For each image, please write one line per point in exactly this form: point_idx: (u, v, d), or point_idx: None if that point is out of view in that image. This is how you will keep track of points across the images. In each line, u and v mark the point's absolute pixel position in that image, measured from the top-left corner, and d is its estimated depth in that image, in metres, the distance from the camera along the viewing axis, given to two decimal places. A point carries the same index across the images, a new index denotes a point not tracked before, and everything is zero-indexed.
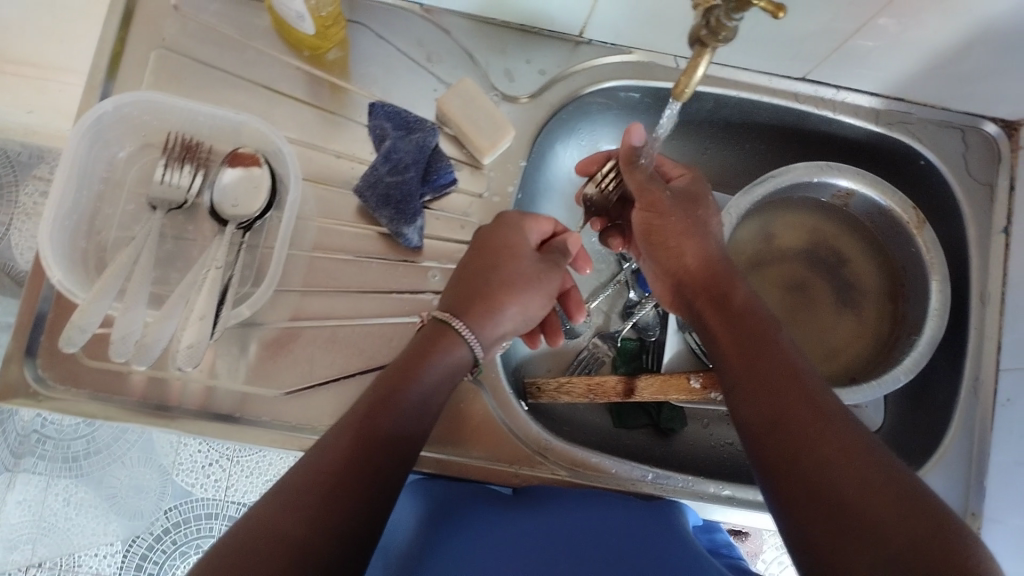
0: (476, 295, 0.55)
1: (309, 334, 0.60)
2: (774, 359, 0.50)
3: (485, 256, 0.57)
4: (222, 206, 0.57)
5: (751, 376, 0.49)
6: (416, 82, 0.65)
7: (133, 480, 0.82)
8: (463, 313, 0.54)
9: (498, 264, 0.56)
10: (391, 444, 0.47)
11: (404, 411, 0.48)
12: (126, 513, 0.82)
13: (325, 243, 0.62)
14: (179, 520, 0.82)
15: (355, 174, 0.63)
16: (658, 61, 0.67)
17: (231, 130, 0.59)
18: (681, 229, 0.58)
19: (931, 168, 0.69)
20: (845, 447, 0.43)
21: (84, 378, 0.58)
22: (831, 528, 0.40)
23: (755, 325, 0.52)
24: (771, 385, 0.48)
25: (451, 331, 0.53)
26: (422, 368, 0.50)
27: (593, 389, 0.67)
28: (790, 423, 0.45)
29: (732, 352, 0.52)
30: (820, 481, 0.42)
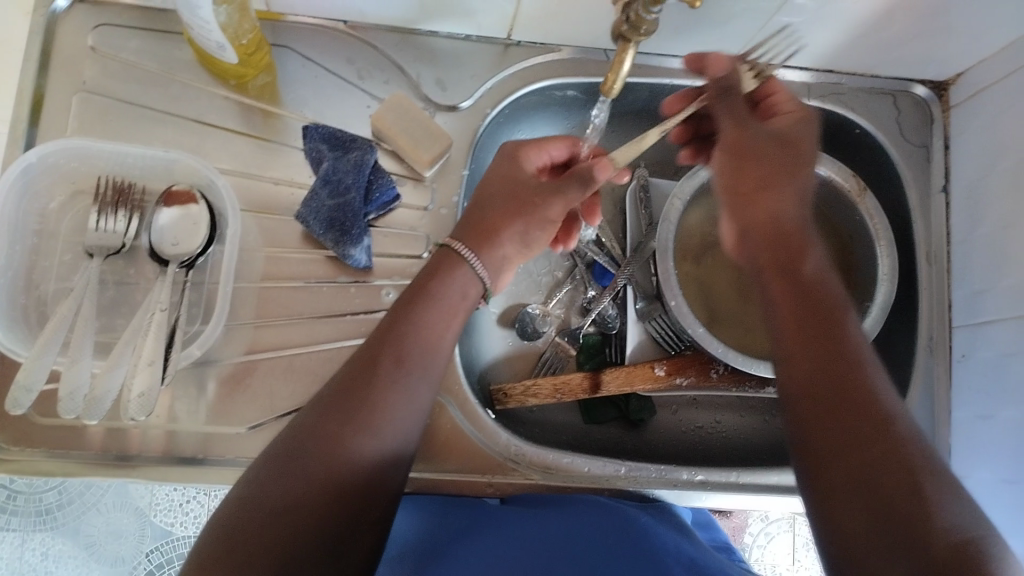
0: (475, 227, 0.54)
1: (266, 366, 0.60)
2: (835, 343, 0.48)
3: (489, 187, 0.56)
4: (161, 247, 0.56)
5: (807, 349, 0.48)
6: (348, 101, 0.64)
7: (110, 524, 0.80)
8: (467, 241, 0.53)
9: (501, 191, 0.55)
10: (374, 419, 0.45)
11: (387, 382, 0.47)
12: (108, 559, 0.79)
13: (272, 272, 0.61)
14: (163, 560, 0.80)
15: (296, 200, 0.62)
16: (588, 55, 0.67)
17: (164, 168, 0.58)
18: (765, 174, 0.56)
19: (866, 135, 0.70)
20: (893, 446, 0.42)
21: (38, 436, 0.56)
22: (872, 527, 0.40)
23: (820, 302, 0.50)
24: (830, 365, 0.46)
25: (460, 262, 0.52)
26: (402, 331, 0.49)
27: (560, 389, 0.66)
28: (843, 407, 0.44)
29: (788, 320, 0.50)
30: (866, 467, 0.42)
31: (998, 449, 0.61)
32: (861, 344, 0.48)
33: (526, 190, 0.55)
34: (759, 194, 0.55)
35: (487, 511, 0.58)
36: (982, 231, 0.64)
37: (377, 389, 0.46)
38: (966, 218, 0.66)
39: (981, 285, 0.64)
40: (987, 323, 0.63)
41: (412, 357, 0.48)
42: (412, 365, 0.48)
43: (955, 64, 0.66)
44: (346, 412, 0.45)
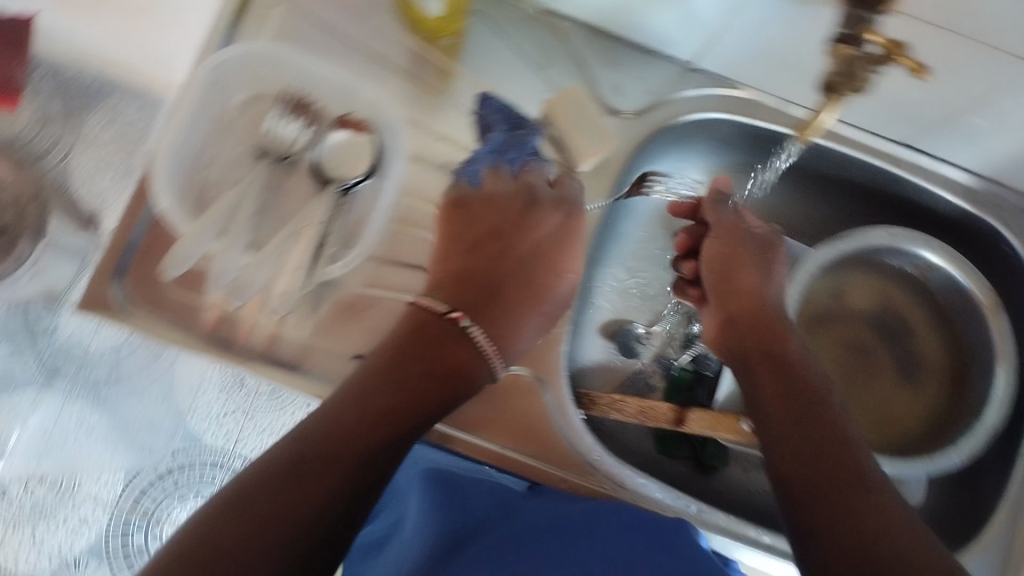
0: (472, 288, 0.59)
1: (384, 303, 0.60)
2: (822, 423, 0.52)
3: (479, 222, 0.61)
4: (327, 165, 0.58)
5: (794, 430, 0.52)
6: (526, 80, 0.65)
7: (148, 415, 0.90)
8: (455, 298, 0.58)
9: (516, 245, 0.62)
10: (396, 428, 0.51)
11: (366, 444, 0.49)
12: (136, 447, 0.89)
13: (411, 218, 0.62)
14: (185, 462, 0.90)
15: (451, 159, 0.64)
16: (765, 100, 0.66)
17: (345, 95, 0.60)
18: (758, 266, 0.61)
19: (1011, 255, 0.67)
20: (898, 523, 0.46)
21: (164, 303, 0.58)
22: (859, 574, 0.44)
23: (812, 394, 0.54)
24: (817, 461, 0.50)
25: (468, 341, 0.56)
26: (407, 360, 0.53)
27: (643, 413, 0.68)
28: (840, 492, 0.47)
29: (778, 413, 0.53)
30: (863, 537, 0.45)
31: None
32: (859, 450, 0.50)
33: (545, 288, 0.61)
34: (738, 274, 0.61)
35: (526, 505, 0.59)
36: None
37: (338, 444, 0.48)
38: None
39: None
40: None
41: (383, 433, 0.50)
42: (383, 437, 0.50)
43: None
44: (321, 462, 0.47)
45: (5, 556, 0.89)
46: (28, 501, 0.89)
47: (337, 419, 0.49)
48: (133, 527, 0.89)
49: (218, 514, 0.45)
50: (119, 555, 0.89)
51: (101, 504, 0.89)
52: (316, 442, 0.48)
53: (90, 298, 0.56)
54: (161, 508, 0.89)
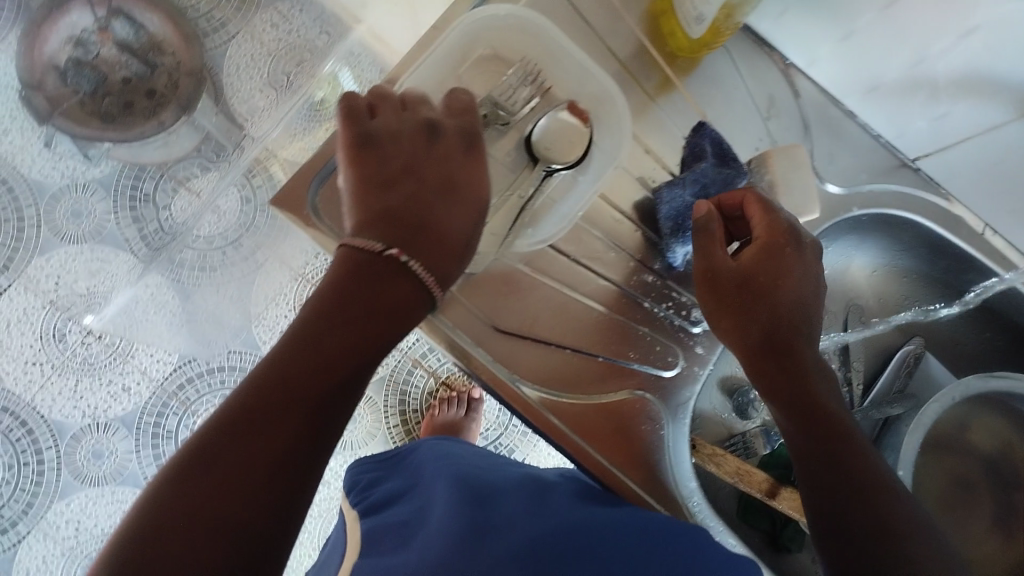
0: (403, 226, 0.52)
1: (544, 291, 0.60)
2: (828, 443, 0.53)
3: (402, 171, 0.54)
4: (538, 144, 0.58)
5: (811, 457, 0.54)
6: (748, 125, 0.66)
7: (219, 312, 1.04)
8: (411, 249, 0.51)
9: (459, 179, 0.55)
10: (345, 357, 0.48)
11: (276, 415, 0.45)
12: (201, 338, 1.04)
13: (593, 218, 0.63)
14: (241, 366, 1.04)
15: (652, 173, 0.64)
16: (966, 218, 0.67)
17: (583, 83, 0.61)
18: (772, 284, 0.55)
19: None
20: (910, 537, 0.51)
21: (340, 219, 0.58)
22: None
23: (816, 402, 0.54)
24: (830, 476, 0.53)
25: (368, 257, 0.50)
26: (335, 292, 0.49)
27: (740, 474, 0.67)
28: (850, 504, 0.52)
29: (798, 437, 0.54)
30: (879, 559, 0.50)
31: None
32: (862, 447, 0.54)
33: (456, 190, 0.55)
34: (750, 295, 0.55)
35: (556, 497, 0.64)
36: None
37: (289, 359, 0.46)
38: None
39: None
40: None
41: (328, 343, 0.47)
42: (336, 345, 0.47)
43: None
44: (291, 389, 0.45)
45: (45, 399, 1.00)
46: (79, 355, 1.00)
47: (277, 372, 0.45)
48: (169, 411, 1.02)
49: (183, 465, 0.43)
50: (150, 435, 1.02)
51: (147, 380, 1.02)
52: (290, 361, 0.46)
53: (285, 193, 0.57)
54: (199, 401, 1.03)
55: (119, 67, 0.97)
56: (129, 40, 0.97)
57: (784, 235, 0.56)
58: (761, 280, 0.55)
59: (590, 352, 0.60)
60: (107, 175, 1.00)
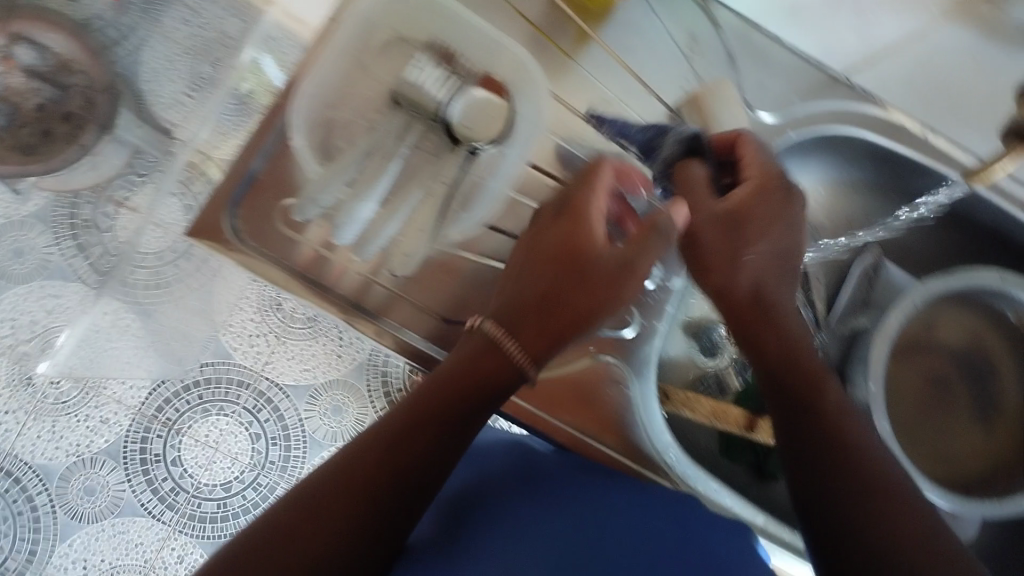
0: (526, 307, 0.51)
1: (485, 271, 0.61)
2: (816, 395, 0.50)
3: (545, 246, 0.53)
4: (457, 123, 0.55)
5: (803, 416, 0.50)
6: (672, 69, 0.64)
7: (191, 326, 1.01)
8: (509, 321, 0.51)
9: (574, 245, 0.52)
10: (424, 437, 0.48)
11: (351, 502, 0.45)
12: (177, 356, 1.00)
13: (527, 186, 0.60)
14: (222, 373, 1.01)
15: (579, 132, 0.62)
16: (909, 126, 0.63)
17: (490, 54, 0.58)
18: (725, 240, 0.53)
19: None
20: (899, 503, 0.46)
21: (268, 237, 0.57)
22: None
23: (797, 359, 0.52)
24: (814, 425, 0.49)
25: (501, 347, 0.50)
26: (451, 390, 0.50)
27: (717, 414, 0.69)
28: (837, 454, 0.48)
29: (791, 390, 0.51)
30: (864, 526, 0.45)
31: None
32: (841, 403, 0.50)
33: (588, 268, 0.51)
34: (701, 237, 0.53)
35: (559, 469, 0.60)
36: None
37: (379, 449, 0.47)
38: None
39: None
40: None
41: (413, 433, 0.48)
42: (423, 432, 0.48)
43: None
44: (374, 474, 0.46)
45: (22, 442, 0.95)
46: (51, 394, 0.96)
47: (361, 457, 0.47)
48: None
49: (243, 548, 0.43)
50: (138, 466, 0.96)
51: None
52: (377, 450, 0.47)
53: (198, 223, 0.56)
54: (182, 420, 0.99)
55: (30, 95, 0.88)
56: (37, 63, 0.87)
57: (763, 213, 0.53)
58: (748, 301, 0.52)
59: None
60: (41, 209, 0.98)
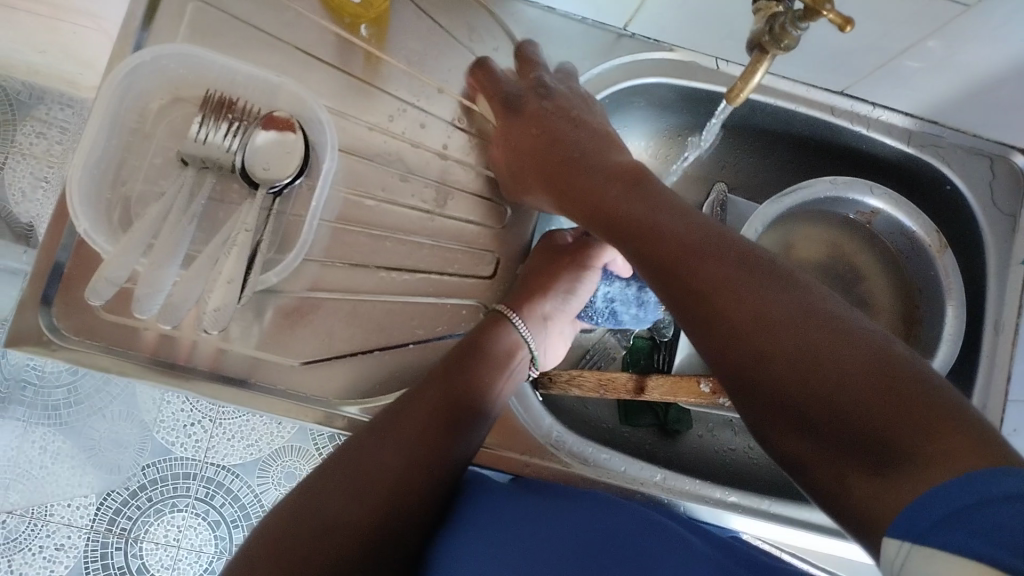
0: (539, 287, 0.60)
1: (327, 305, 0.60)
2: (667, 237, 0.46)
3: (537, 268, 0.61)
4: (252, 168, 0.56)
5: (674, 278, 0.44)
6: (457, 62, 0.64)
7: (113, 432, 0.90)
8: (519, 308, 0.59)
9: (555, 259, 0.62)
10: (452, 435, 0.51)
11: (397, 473, 0.48)
12: (106, 466, 0.89)
13: (347, 215, 0.61)
14: (157, 477, 0.89)
15: (386, 148, 0.62)
16: (699, 61, 0.66)
17: (269, 95, 0.58)
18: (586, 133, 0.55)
19: (955, 193, 0.69)
20: (779, 327, 0.39)
21: (99, 331, 0.57)
22: (809, 394, 0.37)
23: (632, 213, 0.48)
24: (686, 280, 0.44)
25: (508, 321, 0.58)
26: (424, 414, 0.51)
27: (603, 384, 0.67)
28: (719, 302, 0.42)
29: (667, 278, 0.45)
30: (766, 352, 0.39)
31: None
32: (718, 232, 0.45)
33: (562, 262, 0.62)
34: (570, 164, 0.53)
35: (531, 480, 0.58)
36: None
37: (432, 435, 0.50)
38: None
39: None
40: None
41: (461, 424, 0.52)
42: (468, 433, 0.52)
43: None
44: (422, 452, 0.49)
45: None
46: None
47: (411, 428, 0.50)
48: (112, 549, 0.88)
49: (287, 512, 0.46)
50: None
51: (76, 530, 0.87)
52: (421, 428, 0.50)
53: (11, 334, 0.55)
54: (137, 526, 0.88)
55: None
56: None
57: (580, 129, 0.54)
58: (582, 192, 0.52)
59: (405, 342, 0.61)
60: None
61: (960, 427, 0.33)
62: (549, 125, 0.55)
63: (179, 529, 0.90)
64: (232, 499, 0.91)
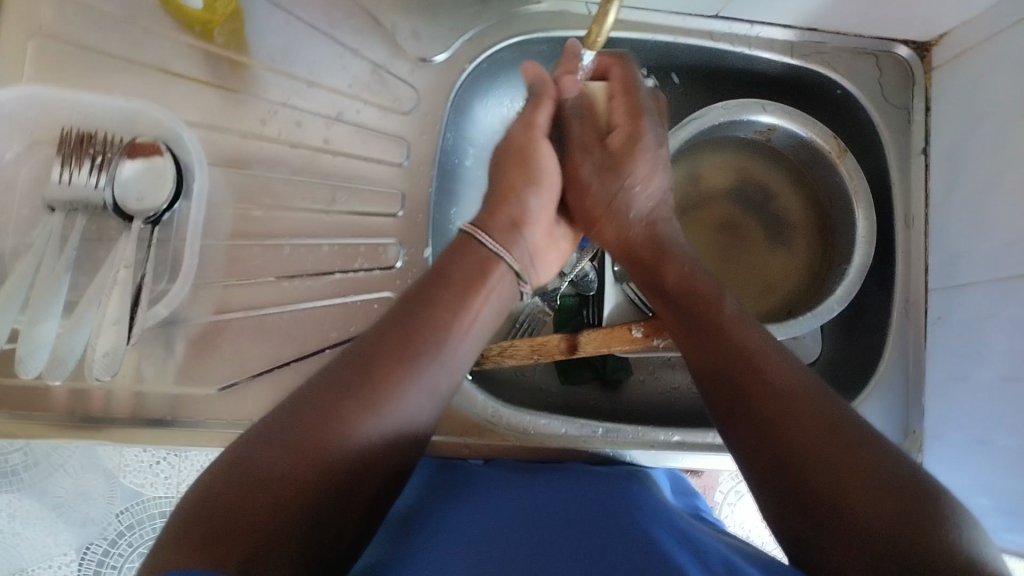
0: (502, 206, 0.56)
1: (235, 326, 0.58)
2: (733, 333, 0.51)
3: (503, 161, 0.57)
4: (125, 201, 0.53)
5: (719, 354, 0.51)
6: (320, 50, 0.61)
7: None
8: (487, 230, 0.54)
9: (520, 149, 0.57)
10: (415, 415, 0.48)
11: (359, 449, 0.44)
12: None
13: (238, 230, 0.59)
14: None
15: (265, 154, 0.60)
16: (571, 9, 0.64)
17: (129, 121, 0.56)
18: (649, 161, 0.59)
19: (847, 96, 0.68)
20: (814, 418, 0.45)
21: (1, 397, 0.55)
22: (801, 476, 0.44)
23: (704, 304, 0.54)
24: (726, 357, 0.50)
25: (477, 244, 0.53)
26: (368, 399, 0.45)
27: (536, 349, 0.66)
28: (751, 374, 0.49)
29: (707, 344, 0.52)
30: (772, 425, 0.46)
31: (968, 412, 0.60)
32: (764, 339, 0.51)
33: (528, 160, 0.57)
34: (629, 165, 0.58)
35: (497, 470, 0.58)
36: (958, 197, 0.63)
37: (391, 415, 0.46)
38: (943, 182, 0.65)
39: (956, 250, 0.62)
40: (961, 288, 0.62)
41: (427, 390, 0.48)
42: (432, 398, 0.49)
43: (939, 23, 0.64)
44: (379, 435, 0.46)
45: None
46: None
47: (375, 395, 0.46)
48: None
49: (226, 478, 0.41)
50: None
51: None
52: (381, 400, 0.46)
53: None
54: None
55: None
56: None
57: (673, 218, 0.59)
58: (647, 244, 0.59)
59: (321, 348, 0.58)
60: None
61: (913, 521, 0.40)
62: (655, 200, 0.60)
63: None
64: None
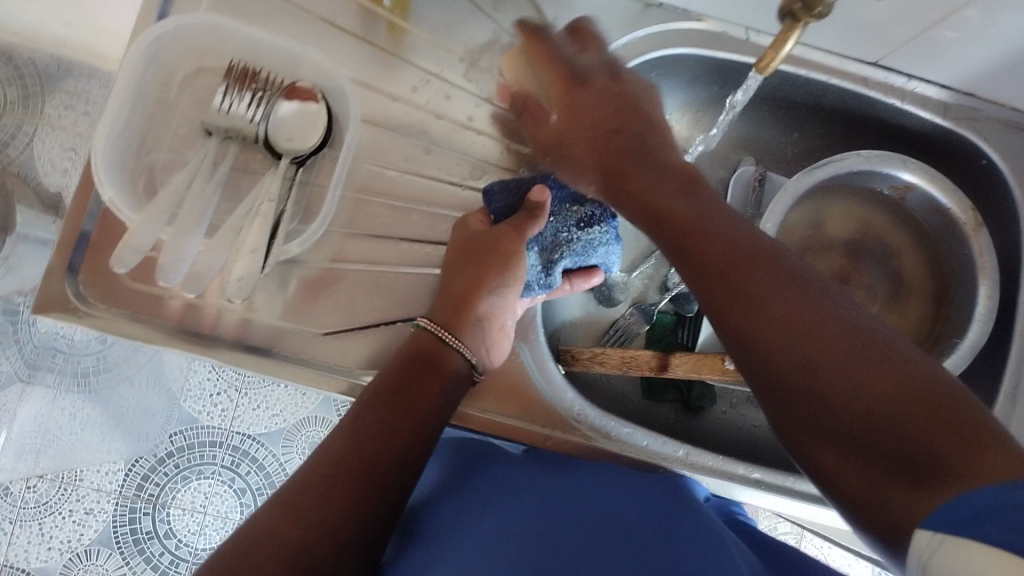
0: (464, 302, 0.56)
1: (351, 277, 0.60)
2: (716, 231, 0.43)
3: (474, 249, 0.57)
4: (276, 138, 0.56)
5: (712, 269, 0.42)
6: (478, 31, 0.63)
7: (141, 401, 0.97)
8: (450, 322, 0.55)
9: (488, 250, 0.56)
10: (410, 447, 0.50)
11: (366, 490, 0.46)
12: (134, 433, 0.96)
13: (370, 186, 0.61)
14: (184, 445, 0.96)
15: (409, 119, 0.61)
16: (729, 31, 0.64)
17: (291, 64, 0.58)
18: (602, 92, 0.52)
19: (992, 168, 0.67)
20: (849, 343, 0.38)
21: (124, 299, 0.57)
22: (850, 419, 0.37)
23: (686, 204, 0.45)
24: (713, 262, 0.42)
25: (444, 343, 0.54)
26: (371, 448, 0.48)
27: (627, 361, 0.67)
28: (758, 289, 0.40)
29: (697, 257, 0.43)
30: (802, 362, 0.38)
31: None
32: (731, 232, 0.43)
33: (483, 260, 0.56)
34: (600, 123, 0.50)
35: (504, 464, 0.58)
36: None
37: (389, 453, 0.48)
38: None
39: None
40: None
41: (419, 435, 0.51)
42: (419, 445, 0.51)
43: None
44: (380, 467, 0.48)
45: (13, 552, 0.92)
46: (31, 498, 0.94)
47: (373, 443, 0.48)
48: (140, 513, 0.94)
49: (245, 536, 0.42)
50: (129, 540, 0.93)
51: (105, 494, 0.94)
52: (374, 443, 0.48)
53: (40, 301, 0.55)
54: (164, 492, 0.95)
55: None
56: None
57: (633, 115, 0.50)
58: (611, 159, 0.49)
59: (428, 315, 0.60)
60: None
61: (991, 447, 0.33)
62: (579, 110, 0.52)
63: (205, 494, 0.96)
64: (257, 467, 0.97)
